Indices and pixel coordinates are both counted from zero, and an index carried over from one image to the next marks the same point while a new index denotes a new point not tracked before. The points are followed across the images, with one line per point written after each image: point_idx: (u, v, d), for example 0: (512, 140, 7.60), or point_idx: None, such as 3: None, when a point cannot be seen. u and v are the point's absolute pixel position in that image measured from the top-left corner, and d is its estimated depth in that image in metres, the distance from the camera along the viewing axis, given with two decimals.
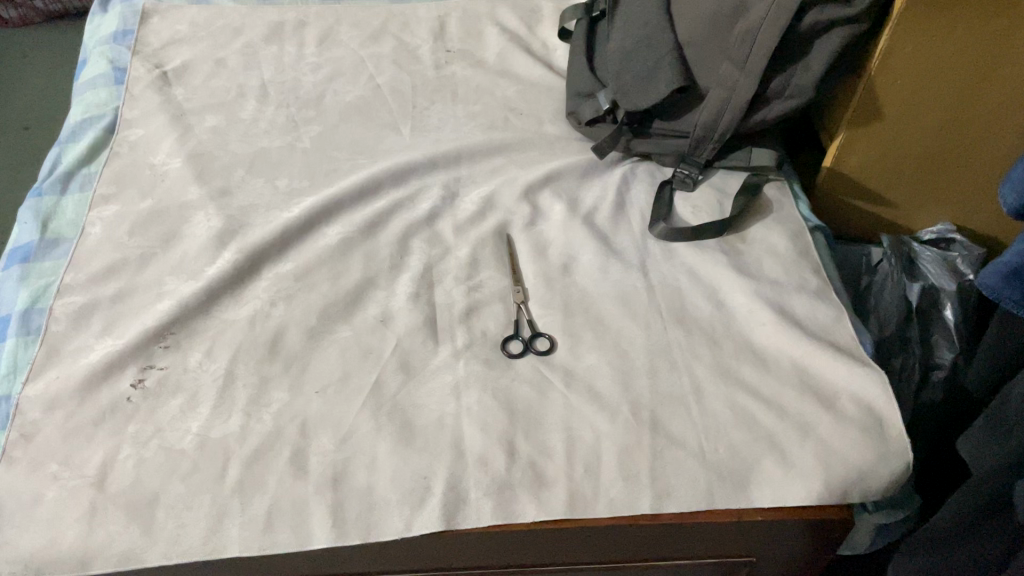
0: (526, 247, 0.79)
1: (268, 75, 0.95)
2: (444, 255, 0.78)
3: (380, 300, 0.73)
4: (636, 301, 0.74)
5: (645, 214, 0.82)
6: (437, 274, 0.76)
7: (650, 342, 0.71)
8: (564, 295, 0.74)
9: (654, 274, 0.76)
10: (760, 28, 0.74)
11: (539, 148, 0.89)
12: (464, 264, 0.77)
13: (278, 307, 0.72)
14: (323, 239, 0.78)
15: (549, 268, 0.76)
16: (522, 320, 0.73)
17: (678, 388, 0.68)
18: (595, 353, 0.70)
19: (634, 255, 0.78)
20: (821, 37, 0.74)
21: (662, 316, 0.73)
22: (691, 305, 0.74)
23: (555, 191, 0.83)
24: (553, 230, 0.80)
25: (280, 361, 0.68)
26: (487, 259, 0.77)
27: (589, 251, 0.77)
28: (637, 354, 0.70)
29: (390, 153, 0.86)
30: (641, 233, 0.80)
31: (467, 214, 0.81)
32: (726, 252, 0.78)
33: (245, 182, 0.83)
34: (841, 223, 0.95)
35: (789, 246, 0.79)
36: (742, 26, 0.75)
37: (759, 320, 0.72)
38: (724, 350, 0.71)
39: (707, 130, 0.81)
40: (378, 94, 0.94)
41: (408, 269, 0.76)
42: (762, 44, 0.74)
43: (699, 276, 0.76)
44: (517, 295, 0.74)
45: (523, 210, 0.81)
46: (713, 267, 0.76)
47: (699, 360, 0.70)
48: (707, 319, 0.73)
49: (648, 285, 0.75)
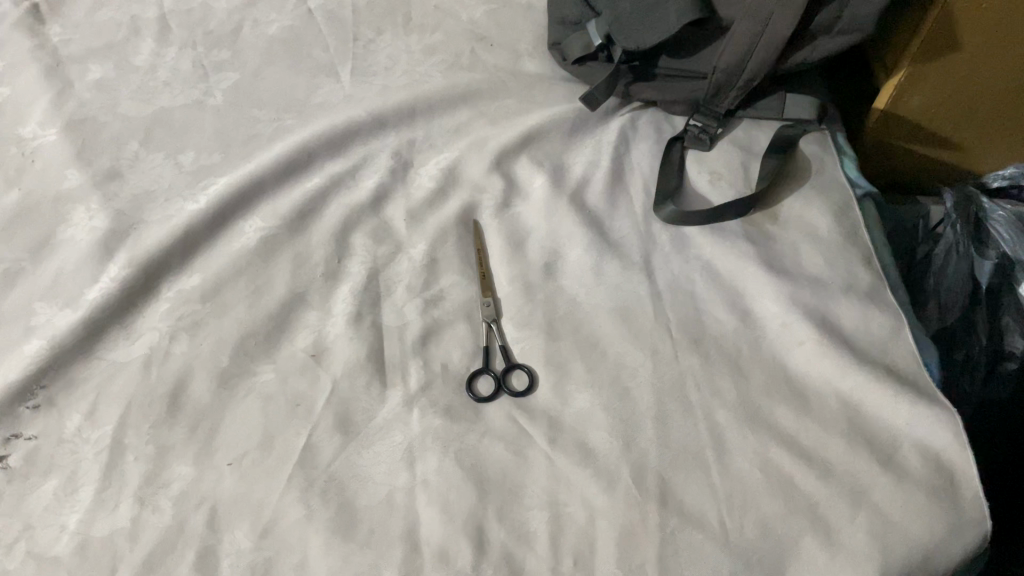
0: (498, 238, 0.62)
1: (170, 4, 0.75)
2: (395, 254, 0.61)
3: (312, 325, 0.57)
4: (639, 316, 0.58)
5: (649, 184, 0.64)
6: (386, 283, 0.60)
7: (657, 374, 0.55)
8: (547, 308, 0.58)
9: (662, 275, 0.60)
10: None
11: (516, 93, 0.70)
12: (420, 267, 0.60)
13: (180, 342, 0.56)
14: (238, 237, 0.61)
15: (527, 270, 0.60)
16: (494, 346, 0.58)
17: (693, 441, 0.53)
18: (587, 393, 0.55)
19: (636, 246, 0.61)
20: None
21: (673, 336, 0.57)
22: (708, 318, 0.58)
23: (536, 157, 0.66)
24: (533, 214, 0.63)
25: (184, 422, 0.53)
26: (449, 259, 0.61)
27: (579, 244, 0.61)
28: (641, 392, 0.55)
29: (325, 110, 0.68)
30: (643, 212, 0.63)
31: (423, 193, 0.64)
32: (753, 238, 0.61)
33: (140, 159, 0.65)
34: (890, 170, 0.77)
35: (833, 227, 0.62)
36: None
37: (796, 338, 0.57)
38: (751, 382, 0.55)
39: (730, 75, 0.63)
40: (310, 22, 0.74)
41: (347, 278, 0.59)
42: None
43: (719, 275, 0.60)
44: (487, 312, 0.58)
45: (495, 186, 0.64)
46: (737, 263, 0.60)
47: (721, 399, 0.54)
48: (729, 337, 0.57)
49: (654, 291, 0.59)
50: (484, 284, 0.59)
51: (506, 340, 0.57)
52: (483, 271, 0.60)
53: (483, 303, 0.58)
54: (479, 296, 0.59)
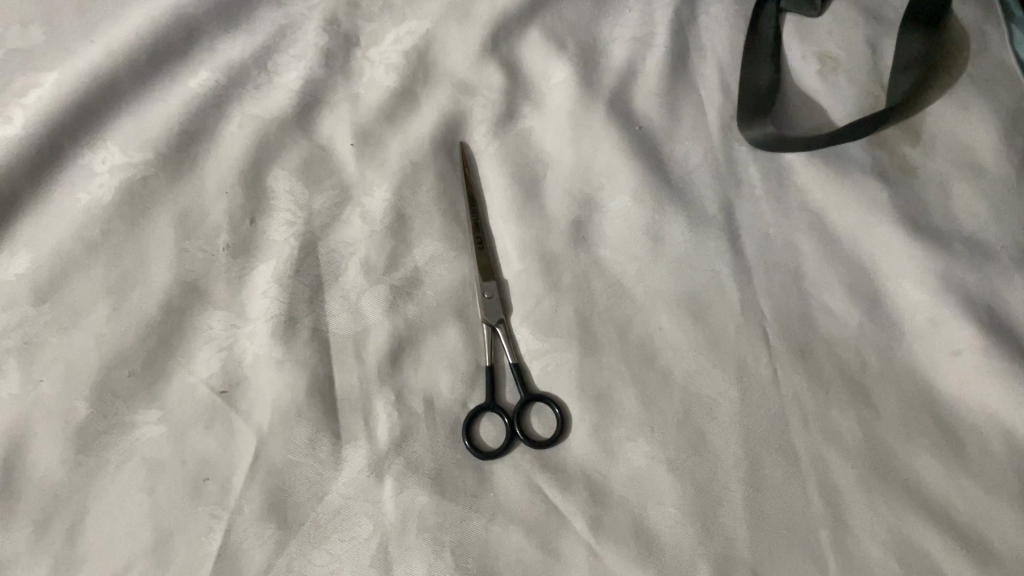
0: (499, 175, 0.41)
1: None
2: (341, 206, 0.39)
3: (217, 339, 0.37)
4: (718, 311, 0.38)
5: (729, 78, 0.42)
6: (330, 258, 0.38)
7: (748, 408, 0.37)
8: (579, 299, 0.38)
9: (753, 237, 0.39)
10: None
11: None
12: (383, 230, 0.39)
13: (7, 377, 0.35)
14: (86, 184, 0.38)
15: (548, 232, 0.39)
16: (505, 365, 0.38)
17: (800, 515, 0.35)
18: (643, 441, 0.36)
19: (710, 188, 0.40)
20: None
21: (771, 344, 0.38)
22: (820, 310, 0.38)
23: (553, 30, 0.43)
24: (553, 132, 0.41)
25: (27, 516, 0.34)
26: (427, 214, 0.40)
27: (625, 188, 0.40)
28: (725, 438, 0.36)
29: None
30: (721, 126, 0.41)
31: (378, 98, 0.41)
32: (885, 174, 0.40)
33: None
34: None
35: (1005, 150, 0.40)
36: None
37: (946, 343, 0.38)
38: (883, 417, 0.37)
39: None
40: None
41: (268, 252, 0.38)
42: None
43: (835, 237, 0.40)
44: (489, 313, 0.37)
45: (491, 85, 0.42)
46: (864, 219, 0.39)
47: (838, 444, 0.36)
48: (851, 343, 0.38)
49: (740, 266, 0.39)
50: (482, 259, 0.39)
51: (519, 356, 0.38)
52: (480, 237, 0.39)
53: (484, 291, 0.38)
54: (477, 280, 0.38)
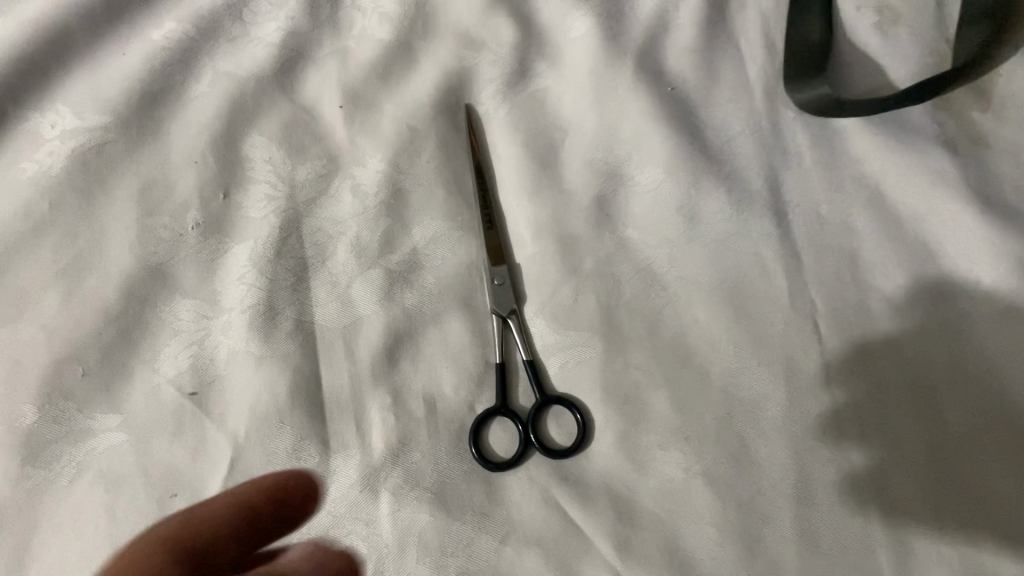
0: (511, 142, 0.35)
1: None
2: (328, 178, 0.34)
3: (187, 333, 0.32)
4: (760, 300, 0.33)
5: (772, 32, 0.37)
6: (316, 238, 0.33)
7: (796, 413, 0.32)
8: (603, 286, 0.33)
9: (800, 215, 0.34)
10: None
11: None
12: (377, 206, 0.34)
13: None
14: (34, 149, 0.33)
15: (567, 209, 0.34)
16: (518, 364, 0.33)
17: (854, 536, 0.30)
18: (675, 451, 0.32)
19: (752, 158, 0.35)
20: None
21: (821, 338, 0.33)
22: (878, 300, 0.33)
23: None
24: (571, 94, 0.36)
25: None
26: (428, 187, 0.34)
27: (655, 157, 0.35)
28: (769, 448, 0.32)
29: None
30: (762, 88, 0.36)
31: (372, 53, 0.36)
32: (952, 144, 0.35)
33: None
34: None
35: None
36: None
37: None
38: (953, 427, 0.31)
39: None
40: None
41: (243, 232, 0.33)
42: None
43: (895, 216, 0.35)
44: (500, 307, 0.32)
45: (501, 39, 0.37)
46: (927, 194, 0.35)
47: (900, 456, 0.31)
48: (913, 335, 0.33)
49: (787, 250, 0.34)
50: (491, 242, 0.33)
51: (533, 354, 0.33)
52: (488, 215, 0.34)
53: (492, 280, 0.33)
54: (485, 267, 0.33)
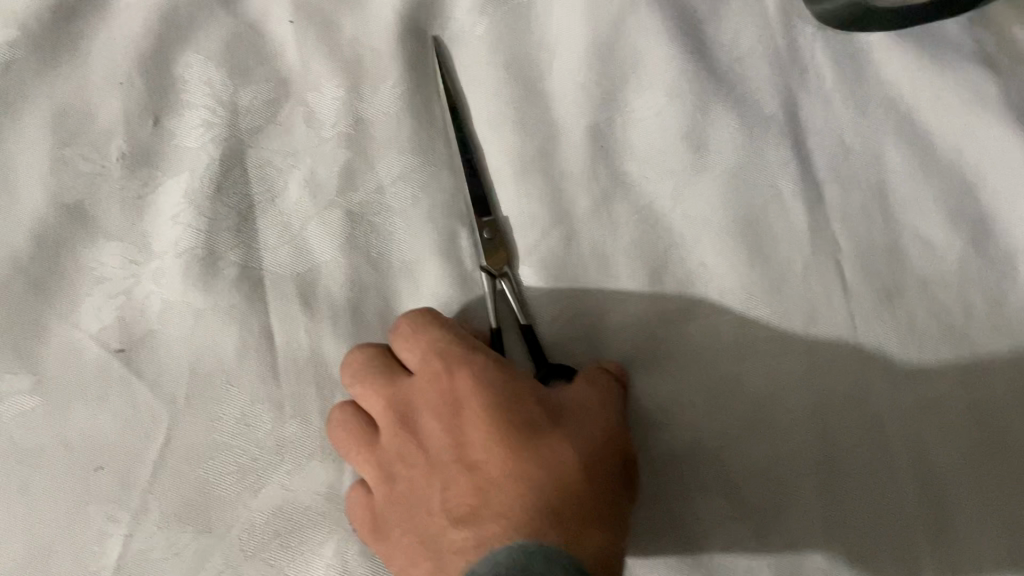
0: (489, 64, 0.31)
1: None
2: (277, 103, 0.29)
3: (112, 283, 0.27)
4: (777, 241, 0.29)
5: None
6: (263, 174, 0.29)
7: (819, 370, 0.28)
8: (596, 229, 0.29)
9: (820, 148, 0.30)
10: None
11: None
12: (334, 137, 0.29)
13: None
14: None
15: (554, 141, 0.30)
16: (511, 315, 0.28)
17: (884, 504, 0.27)
18: (681, 415, 0.28)
19: (765, 81, 0.31)
20: None
21: (846, 285, 0.29)
22: (910, 240, 0.29)
23: None
24: (558, 6, 0.31)
25: None
26: (393, 114, 0.30)
27: (654, 79, 0.30)
28: (787, 408, 0.28)
29: None
30: None
31: None
32: (992, 62, 0.31)
33: None
34: None
35: None
36: None
37: None
38: (997, 383, 0.28)
39: None
40: None
41: (178, 165, 0.28)
42: None
43: (927, 147, 0.30)
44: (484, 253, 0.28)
45: None
46: (967, 120, 0.30)
47: (936, 416, 0.28)
48: (946, 284, 0.29)
49: (807, 184, 0.30)
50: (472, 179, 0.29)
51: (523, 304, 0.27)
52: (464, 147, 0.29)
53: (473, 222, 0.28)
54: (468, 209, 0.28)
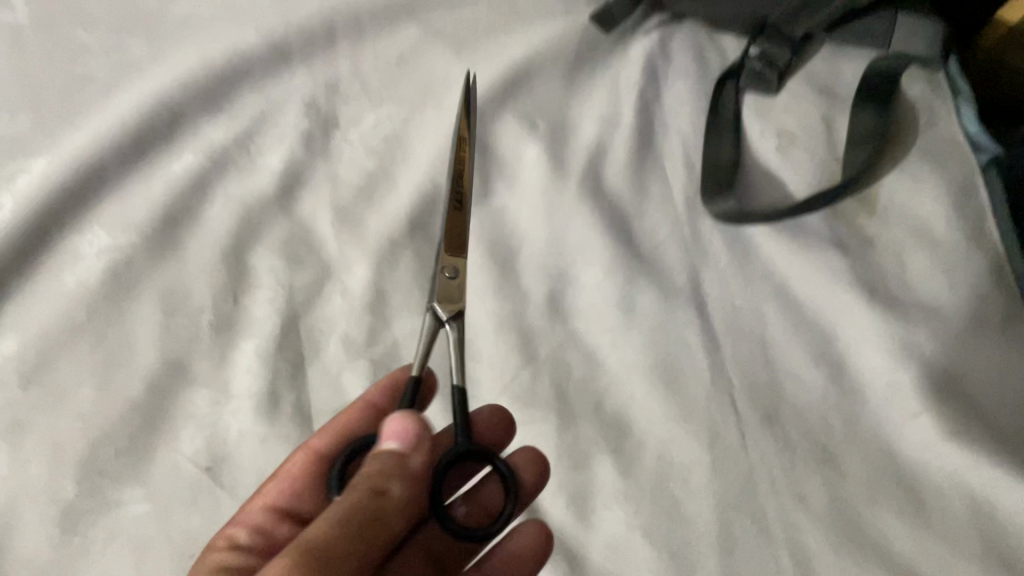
0: (476, 249, 0.42)
1: None
2: (320, 284, 0.41)
3: (202, 417, 0.37)
4: (688, 378, 0.40)
5: (692, 155, 0.44)
6: (312, 336, 0.40)
7: (721, 475, 0.38)
8: (556, 371, 0.40)
9: (720, 309, 0.41)
10: None
11: (489, 9, 0.48)
12: (362, 307, 0.40)
13: None
14: (72, 264, 0.39)
15: (525, 306, 0.41)
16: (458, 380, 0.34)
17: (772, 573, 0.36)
18: (619, 509, 0.37)
19: (678, 261, 0.42)
20: None
21: (740, 411, 0.39)
22: (786, 377, 0.40)
23: (525, 114, 0.45)
24: (526, 209, 0.43)
25: None
26: (406, 289, 0.41)
27: (596, 260, 0.42)
28: (697, 504, 0.37)
29: (194, 35, 0.45)
30: (683, 201, 0.43)
31: (358, 178, 0.43)
32: (842, 246, 0.43)
33: None
34: None
35: (953, 222, 0.43)
36: None
37: (905, 407, 0.39)
38: (847, 481, 0.38)
39: None
40: None
41: (251, 330, 0.39)
42: None
43: (797, 307, 0.42)
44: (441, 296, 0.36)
45: (467, 162, 0.43)
46: (826, 287, 0.42)
47: (806, 506, 0.37)
48: (813, 407, 0.39)
49: (709, 337, 0.40)
50: (453, 226, 0.38)
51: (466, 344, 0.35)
52: (458, 198, 0.39)
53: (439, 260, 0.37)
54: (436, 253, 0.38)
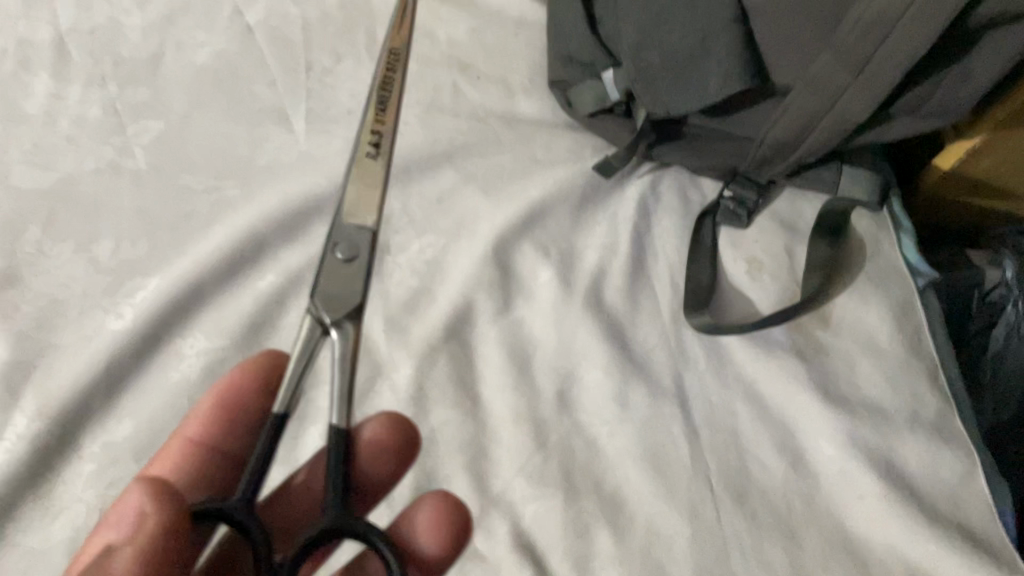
0: (499, 353, 0.51)
1: (66, 15, 0.59)
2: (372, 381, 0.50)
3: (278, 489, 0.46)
4: (673, 463, 0.48)
5: (678, 278, 0.54)
6: None
7: (699, 545, 0.46)
8: (564, 455, 0.48)
9: (699, 407, 0.50)
10: (884, 39, 0.45)
11: (512, 152, 0.58)
12: (406, 400, 0.49)
13: None
14: (176, 364, 0.49)
15: (538, 401, 0.50)
16: (335, 419, 0.40)
17: None
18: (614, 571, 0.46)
19: (665, 365, 0.51)
20: (985, 39, 0.46)
21: (715, 492, 0.47)
22: (754, 464, 0.49)
23: (540, 241, 0.55)
24: (540, 320, 0.52)
25: None
26: (442, 386, 0.50)
27: (598, 364, 0.51)
28: (680, 568, 0.46)
29: (275, 175, 0.55)
30: (670, 316, 0.53)
31: (404, 293, 0.52)
32: (802, 354, 0.52)
33: (43, 252, 0.51)
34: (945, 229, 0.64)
35: (893, 336, 0.52)
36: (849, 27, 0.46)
37: (854, 490, 0.48)
38: (808, 551, 0.46)
39: (779, 149, 0.53)
40: (250, 45, 0.60)
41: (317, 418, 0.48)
42: (889, 61, 0.46)
43: (764, 405, 0.50)
44: (338, 297, 0.42)
45: (493, 281, 0.53)
46: (788, 388, 0.50)
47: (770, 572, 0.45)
48: (777, 489, 0.48)
49: (690, 430, 0.49)
50: (365, 172, 0.45)
51: (353, 354, 0.41)
52: (372, 146, 0.45)
53: (344, 239, 0.43)
54: (340, 215, 0.44)
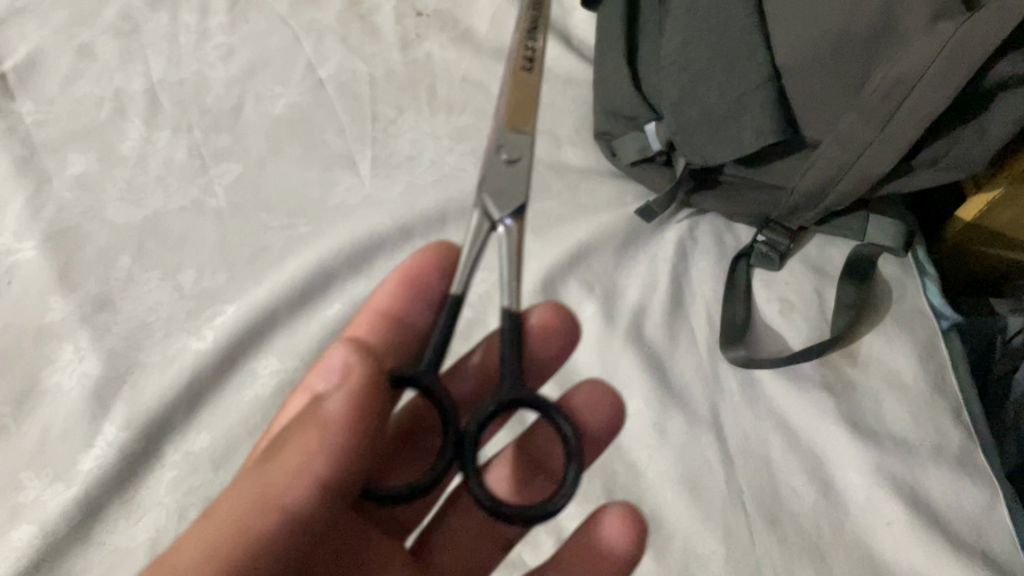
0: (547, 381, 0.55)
1: (157, 69, 0.65)
2: None
3: None
4: (708, 486, 0.51)
5: (713, 316, 0.58)
6: None
7: (733, 564, 0.49)
8: (605, 478, 0.52)
9: (733, 435, 0.53)
10: (905, 94, 0.50)
11: (559, 197, 0.63)
12: None
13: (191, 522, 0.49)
14: (250, 383, 0.53)
15: None
16: (508, 303, 0.42)
17: None
18: None
19: (702, 396, 0.55)
20: (996, 97, 0.50)
21: (748, 515, 0.50)
22: (785, 490, 0.52)
23: (585, 279, 0.59)
24: (585, 351, 0.56)
25: None
26: None
27: (638, 393, 0.54)
28: None
29: (342, 215, 0.60)
30: (706, 351, 0.56)
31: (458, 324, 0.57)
32: (831, 388, 0.55)
33: (133, 279, 0.56)
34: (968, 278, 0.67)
35: (918, 373, 0.55)
36: (874, 83, 0.51)
37: (881, 518, 0.50)
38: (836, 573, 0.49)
39: (810, 199, 0.57)
40: (321, 97, 0.65)
41: None
42: (910, 115, 0.50)
43: (795, 436, 0.54)
44: (505, 192, 0.44)
45: None
46: (817, 420, 0.54)
47: None
48: (807, 515, 0.51)
49: (724, 456, 0.52)
50: (521, 84, 0.48)
51: (518, 252, 0.43)
52: (527, 63, 0.49)
53: (506, 142, 0.45)
54: (502, 129, 0.46)
